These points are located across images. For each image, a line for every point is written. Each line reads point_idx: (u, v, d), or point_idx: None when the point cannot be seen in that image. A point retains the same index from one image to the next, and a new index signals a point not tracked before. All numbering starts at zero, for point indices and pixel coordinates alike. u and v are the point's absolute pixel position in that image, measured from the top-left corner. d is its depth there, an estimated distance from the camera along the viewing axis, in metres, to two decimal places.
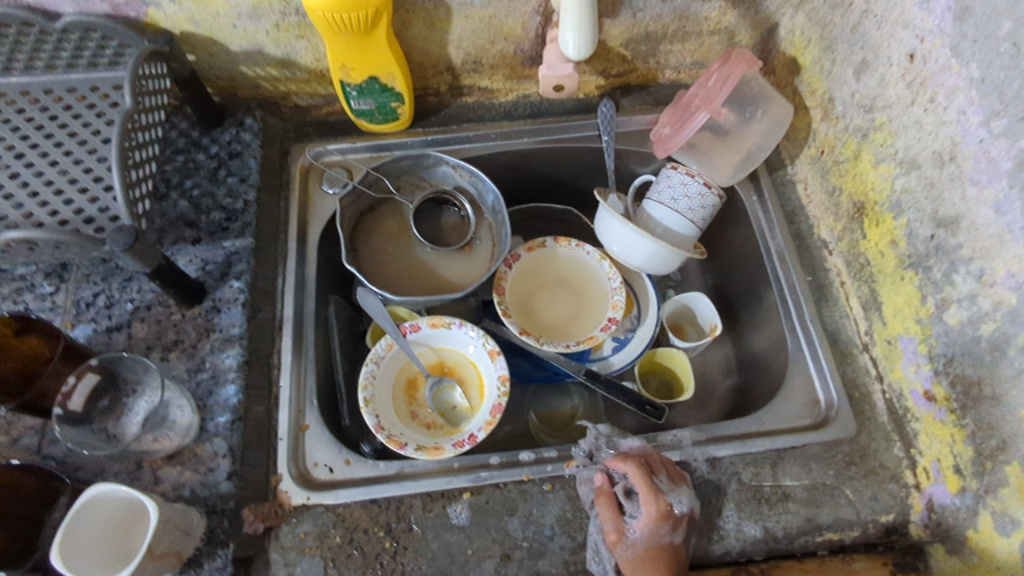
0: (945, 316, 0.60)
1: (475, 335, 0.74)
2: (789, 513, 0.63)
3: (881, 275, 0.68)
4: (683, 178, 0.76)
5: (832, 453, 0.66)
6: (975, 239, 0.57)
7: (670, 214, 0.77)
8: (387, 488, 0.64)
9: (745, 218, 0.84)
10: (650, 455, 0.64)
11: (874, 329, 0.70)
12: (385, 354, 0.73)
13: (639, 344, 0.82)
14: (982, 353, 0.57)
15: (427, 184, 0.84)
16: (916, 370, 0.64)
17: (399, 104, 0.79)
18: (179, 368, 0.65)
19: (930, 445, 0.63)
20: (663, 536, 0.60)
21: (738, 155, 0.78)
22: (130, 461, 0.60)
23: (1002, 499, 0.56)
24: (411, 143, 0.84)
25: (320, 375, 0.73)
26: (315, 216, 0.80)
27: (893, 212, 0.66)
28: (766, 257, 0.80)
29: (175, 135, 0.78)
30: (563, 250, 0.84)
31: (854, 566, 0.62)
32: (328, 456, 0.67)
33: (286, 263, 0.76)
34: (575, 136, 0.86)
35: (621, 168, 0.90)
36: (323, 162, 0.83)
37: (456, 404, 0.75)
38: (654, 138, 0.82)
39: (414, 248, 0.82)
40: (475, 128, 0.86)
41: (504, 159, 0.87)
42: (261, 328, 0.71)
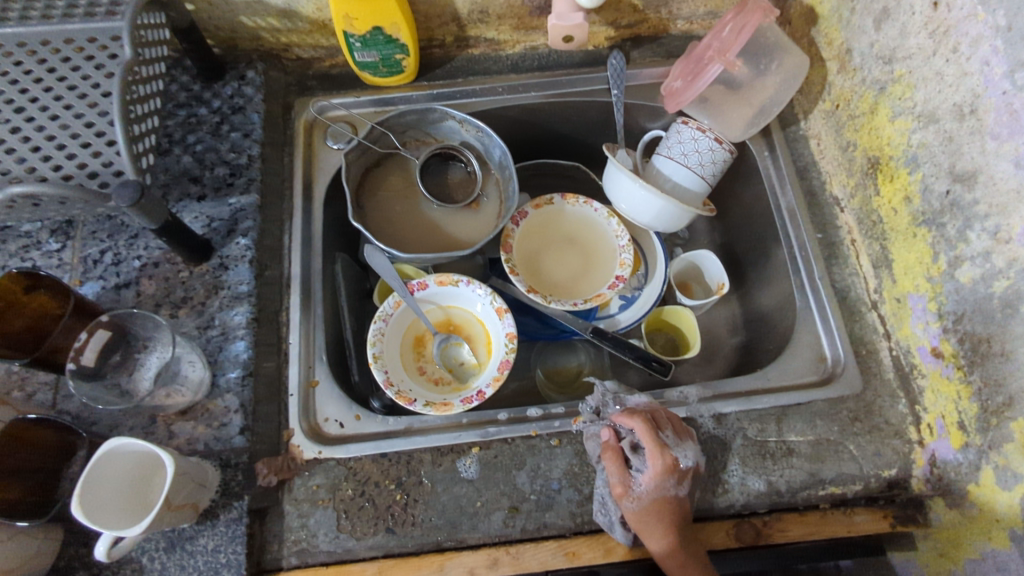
0: (957, 273, 0.60)
1: (482, 293, 0.74)
2: (792, 468, 0.64)
3: (893, 232, 0.67)
4: (693, 133, 0.74)
5: (837, 409, 0.66)
6: (992, 195, 0.56)
7: (680, 169, 0.76)
8: (397, 443, 0.65)
9: (756, 174, 0.82)
10: (656, 411, 0.65)
11: (884, 287, 0.69)
12: (393, 312, 0.73)
13: (647, 302, 0.82)
14: (994, 310, 0.57)
15: (433, 139, 0.83)
16: (924, 328, 0.64)
17: (404, 57, 0.77)
18: (189, 325, 0.66)
19: (935, 402, 0.63)
20: (668, 489, 0.61)
21: (751, 109, 0.76)
22: (144, 416, 0.61)
23: (1005, 454, 0.57)
24: (416, 97, 0.83)
25: (329, 333, 0.74)
26: (320, 172, 0.79)
27: (908, 167, 0.65)
28: (777, 213, 0.79)
29: (175, 89, 0.76)
30: (570, 207, 0.83)
31: (854, 519, 0.64)
32: (339, 411, 0.68)
33: (293, 220, 0.76)
34: (584, 89, 0.84)
35: (630, 123, 0.88)
36: (328, 117, 0.82)
37: (464, 360, 0.76)
38: (666, 91, 0.81)
39: (420, 205, 0.81)
40: (482, 81, 0.84)
41: (512, 113, 0.85)
42: (269, 286, 0.71)
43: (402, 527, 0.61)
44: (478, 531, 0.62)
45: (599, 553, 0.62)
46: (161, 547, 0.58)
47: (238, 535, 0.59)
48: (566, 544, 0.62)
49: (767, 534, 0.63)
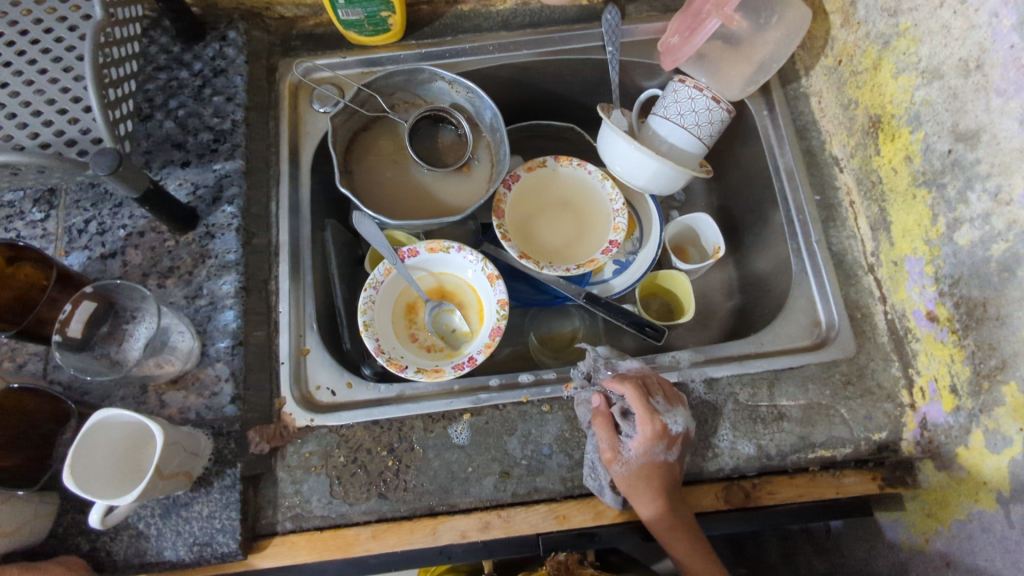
0: (955, 236, 0.59)
1: (473, 259, 0.73)
2: (783, 432, 0.64)
3: (893, 194, 0.66)
4: (690, 92, 0.72)
5: (830, 373, 0.66)
6: (995, 154, 0.54)
7: (676, 130, 0.74)
8: (388, 410, 0.65)
9: (754, 134, 0.80)
10: (648, 376, 0.65)
11: (881, 250, 0.68)
12: (384, 279, 0.72)
13: (641, 269, 0.81)
14: (990, 274, 0.55)
15: (423, 101, 0.81)
16: (921, 291, 0.63)
17: (390, 14, 0.74)
18: (177, 295, 0.65)
19: (928, 365, 0.63)
20: (657, 454, 0.61)
21: (751, 67, 0.73)
22: (136, 386, 0.61)
23: (996, 418, 0.56)
24: (403, 57, 0.80)
25: (320, 300, 0.74)
26: (306, 136, 0.78)
27: (910, 125, 0.63)
28: (774, 173, 0.77)
29: (154, 50, 0.74)
30: (564, 169, 0.81)
31: (843, 481, 0.64)
32: (330, 379, 0.68)
33: (280, 187, 0.74)
34: (578, 47, 0.81)
35: (626, 82, 0.85)
36: (313, 79, 0.80)
37: (456, 327, 0.76)
38: (662, 48, 0.78)
39: (410, 170, 0.79)
40: (472, 40, 0.81)
41: (504, 73, 0.83)
42: (257, 253, 0.70)
43: (394, 492, 0.62)
44: (470, 496, 0.62)
45: (589, 516, 0.63)
46: (157, 513, 0.59)
47: (232, 501, 0.59)
48: (557, 507, 0.63)
49: (756, 497, 0.63)
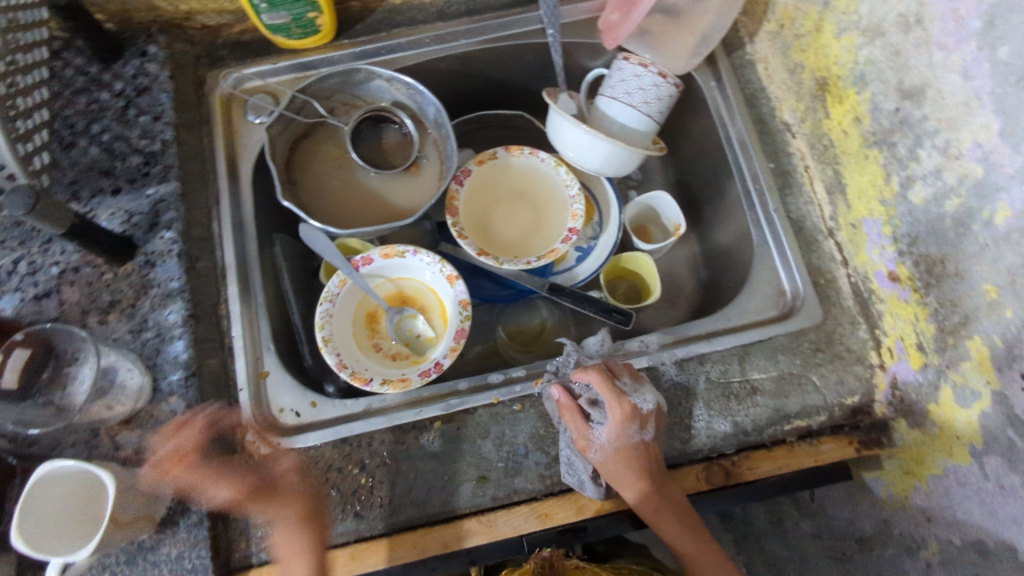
0: (909, 194, 0.58)
1: (430, 261, 0.71)
2: (757, 406, 0.64)
3: (845, 156, 0.65)
4: (635, 69, 0.71)
5: (799, 342, 0.66)
6: (941, 110, 0.53)
7: (626, 109, 0.72)
8: (356, 427, 0.64)
9: (704, 106, 0.79)
10: (610, 361, 0.64)
11: (839, 213, 0.68)
12: (339, 292, 0.70)
13: (606, 254, 0.79)
14: (946, 230, 0.55)
15: (362, 102, 0.78)
16: (881, 252, 0.63)
17: (318, 15, 0.71)
18: (121, 330, 0.62)
19: (894, 325, 0.63)
20: (633, 436, 0.60)
21: (694, 39, 0.73)
22: (84, 431, 0.58)
23: (963, 372, 0.56)
24: (337, 58, 0.77)
25: (275, 319, 0.72)
26: (244, 149, 0.75)
27: (856, 86, 0.63)
28: (727, 145, 0.75)
29: (69, 73, 0.69)
30: (516, 159, 0.79)
31: (821, 449, 0.64)
32: (294, 400, 0.66)
33: (220, 206, 0.72)
34: (519, 31, 0.79)
35: (571, 64, 0.83)
36: (244, 90, 0.77)
37: (420, 333, 0.73)
38: (604, 26, 0.76)
39: (357, 174, 0.77)
40: (408, 33, 0.78)
41: (444, 65, 0.80)
42: (203, 278, 0.67)
43: (370, 510, 0.61)
44: (448, 505, 0.61)
45: (572, 512, 0.62)
46: (122, 560, 0.56)
47: (201, 539, 0.57)
48: (539, 506, 0.61)
49: (737, 474, 0.63)
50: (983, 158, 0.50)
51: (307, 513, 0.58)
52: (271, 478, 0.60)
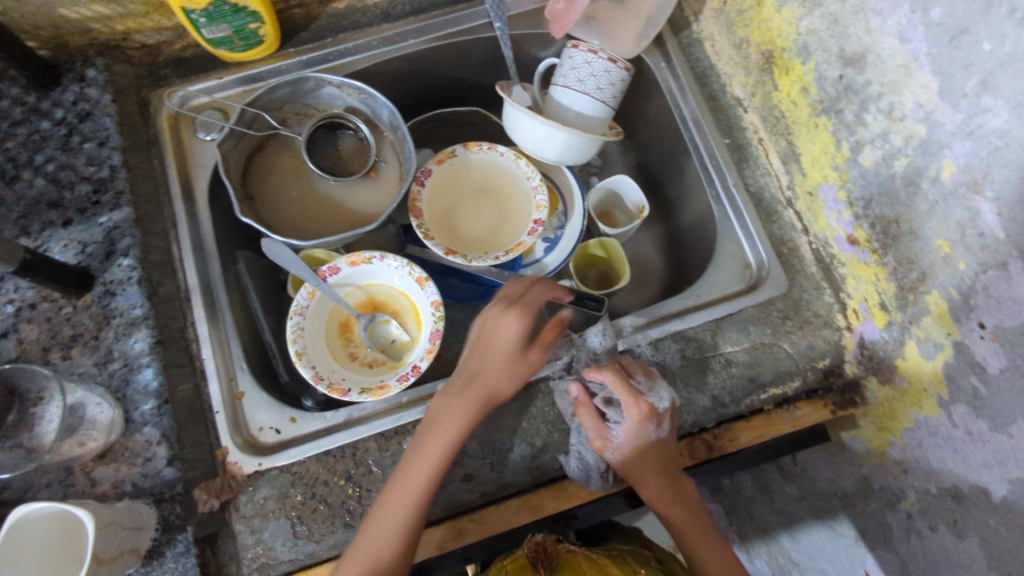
0: (860, 158, 0.60)
1: (398, 264, 0.71)
2: (733, 378, 0.65)
3: (797, 126, 0.67)
4: (586, 57, 0.71)
5: (768, 313, 0.67)
6: (882, 74, 0.55)
7: (580, 97, 0.72)
8: (338, 438, 0.63)
9: (656, 87, 0.79)
10: (624, 359, 0.63)
11: (795, 182, 0.69)
12: (308, 304, 0.69)
13: (572, 244, 0.79)
14: (897, 190, 0.57)
15: (314, 110, 0.77)
16: (838, 218, 0.64)
17: (260, 25, 0.69)
18: (86, 364, 0.60)
19: (857, 287, 0.64)
20: (649, 435, 0.60)
21: (640, 22, 0.74)
22: (57, 470, 0.56)
23: (925, 327, 0.58)
24: (285, 68, 0.76)
25: (246, 338, 0.71)
26: (197, 168, 0.73)
27: (800, 56, 0.64)
28: (682, 124, 0.76)
29: (6, 104, 0.66)
30: (475, 155, 0.79)
31: (797, 415, 0.66)
32: (272, 418, 0.65)
33: (178, 228, 0.70)
34: (466, 27, 0.78)
35: (522, 56, 0.83)
36: (191, 108, 0.75)
37: (395, 337, 0.73)
38: (550, 15, 0.76)
39: (316, 183, 0.76)
40: (354, 37, 0.77)
41: (395, 66, 0.79)
42: (166, 303, 0.65)
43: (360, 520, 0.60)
44: (438, 506, 0.61)
45: (562, 500, 0.62)
46: None
47: (190, 567, 0.56)
48: (528, 498, 0.62)
49: (719, 447, 0.64)
50: (925, 117, 0.52)
51: (489, 392, 0.60)
52: (519, 355, 0.62)
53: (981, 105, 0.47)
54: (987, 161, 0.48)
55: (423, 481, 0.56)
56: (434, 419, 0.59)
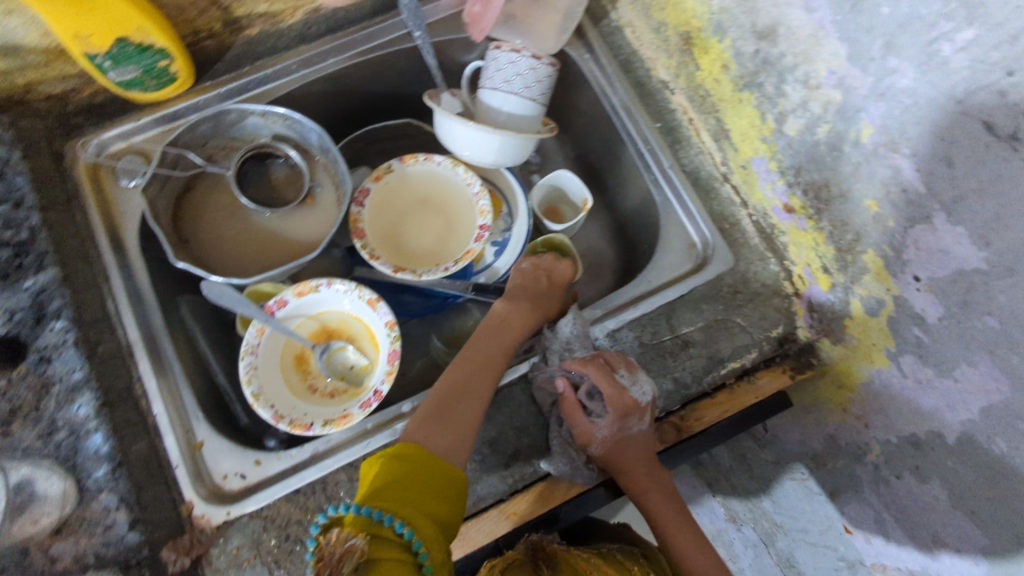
0: (785, 128, 0.61)
1: (346, 289, 0.70)
2: (692, 358, 0.65)
3: (722, 104, 0.68)
4: (510, 57, 0.70)
5: (718, 289, 0.68)
6: (794, 45, 0.56)
7: (508, 98, 0.72)
8: (307, 474, 0.62)
9: (584, 79, 0.80)
10: (607, 353, 0.64)
11: (729, 158, 0.70)
12: (259, 341, 0.67)
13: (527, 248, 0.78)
14: (824, 155, 0.58)
15: (241, 142, 0.74)
16: (772, 188, 0.66)
17: (170, 62, 0.67)
18: (29, 438, 0.56)
19: (799, 254, 0.66)
20: (631, 427, 0.62)
21: (557, 15, 0.74)
22: (11, 553, 0.52)
23: (866, 285, 0.59)
24: (203, 102, 0.73)
25: (199, 385, 0.69)
26: (124, 218, 0.71)
27: (716, 35, 0.65)
28: (612, 113, 0.77)
29: None
30: (412, 168, 0.78)
31: (759, 385, 0.66)
32: (236, 463, 0.64)
33: (112, 282, 0.67)
34: (386, 40, 0.78)
35: (447, 61, 0.83)
36: (109, 155, 0.72)
37: (353, 363, 0.72)
38: (469, 18, 0.75)
39: (251, 217, 0.74)
40: (273, 63, 0.75)
41: (319, 88, 0.78)
42: (108, 361, 0.62)
43: None
44: None
45: (539, 504, 0.61)
46: None
47: None
48: (508, 507, 0.61)
49: (687, 428, 0.65)
50: (839, 83, 0.53)
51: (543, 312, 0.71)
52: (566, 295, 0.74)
53: (887, 67, 0.48)
54: (900, 120, 0.49)
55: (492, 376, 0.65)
56: (498, 329, 0.69)
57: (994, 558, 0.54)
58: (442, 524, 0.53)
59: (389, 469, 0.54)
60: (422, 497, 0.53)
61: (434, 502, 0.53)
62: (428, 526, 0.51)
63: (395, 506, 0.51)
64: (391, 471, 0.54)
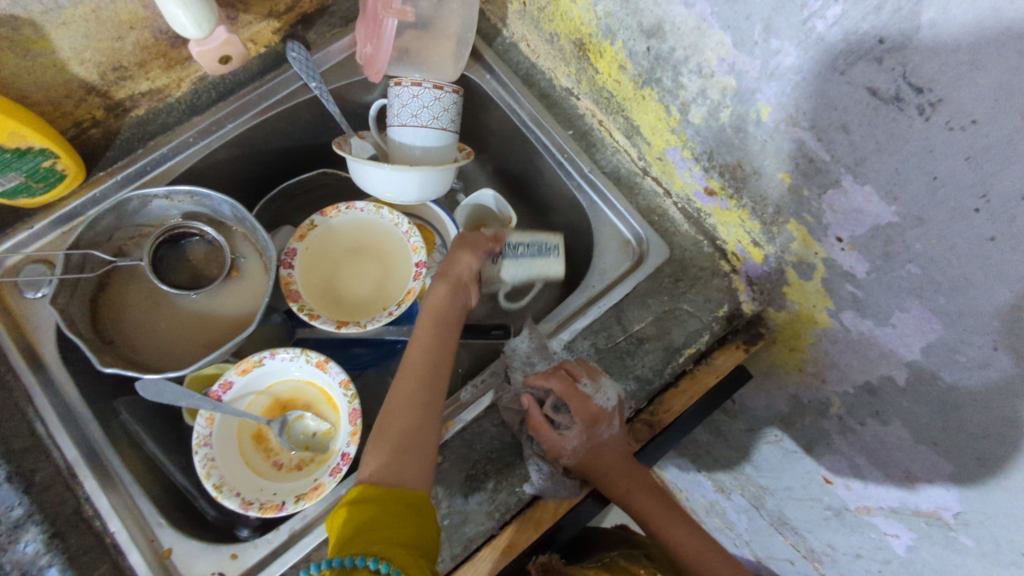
0: (690, 117, 0.62)
1: (292, 357, 0.67)
2: (650, 353, 0.67)
3: (627, 102, 0.69)
4: (411, 91, 0.69)
5: (659, 280, 0.70)
6: (681, 39, 0.57)
7: (419, 131, 0.70)
8: (289, 558, 0.59)
9: (489, 99, 0.82)
10: (567, 363, 0.64)
11: (644, 152, 0.72)
12: (210, 431, 0.64)
13: (560, 262, 0.74)
14: (731, 138, 0.59)
15: (150, 228, 0.71)
16: (690, 174, 0.68)
17: (55, 160, 0.63)
18: None
19: (728, 233, 0.68)
20: (601, 433, 0.62)
21: (451, 42, 0.74)
22: None
23: (795, 252, 0.61)
24: (100, 194, 0.70)
25: (155, 490, 0.65)
26: (37, 332, 0.66)
27: (607, 38, 0.66)
28: (524, 127, 0.79)
29: None
30: (336, 220, 0.76)
31: (717, 364, 0.67)
32: (212, 563, 0.60)
33: (36, 402, 0.63)
34: (282, 95, 0.76)
35: (350, 105, 0.83)
36: (6, 270, 0.67)
37: (315, 430, 0.69)
38: (363, 60, 0.74)
39: (179, 303, 0.70)
40: (168, 139, 0.72)
41: (223, 155, 0.75)
42: (51, 487, 0.58)
43: None
44: None
45: (533, 531, 0.60)
46: None
47: None
48: (500, 540, 0.59)
49: (658, 422, 0.65)
50: (730, 69, 0.55)
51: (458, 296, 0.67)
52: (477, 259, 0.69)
53: (772, 48, 0.50)
54: (793, 97, 0.51)
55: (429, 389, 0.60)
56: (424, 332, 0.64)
57: (963, 483, 0.57)
58: (421, 551, 0.48)
59: (352, 516, 0.50)
60: (395, 532, 0.49)
61: (406, 533, 0.49)
62: (406, 556, 0.46)
63: (365, 546, 0.46)
64: (354, 519, 0.50)
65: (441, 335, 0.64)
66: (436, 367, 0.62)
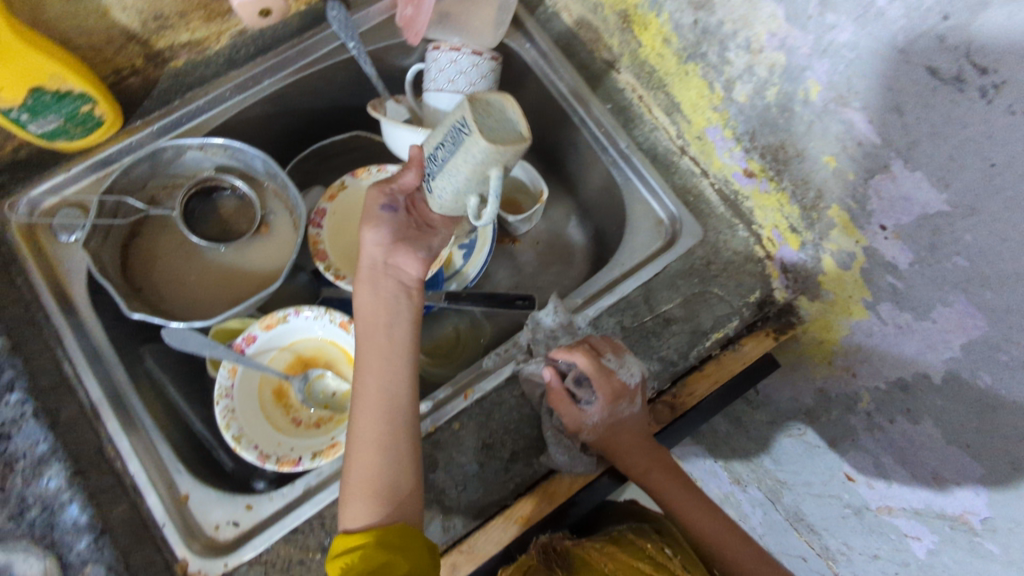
0: (734, 95, 0.61)
1: (315, 315, 0.67)
2: (676, 334, 0.65)
3: (669, 77, 0.68)
4: (449, 56, 0.68)
5: (691, 262, 0.68)
6: (731, 11, 0.56)
7: (455, 97, 0.69)
8: (302, 511, 0.59)
9: (527, 70, 0.81)
10: (592, 339, 0.63)
11: (683, 131, 0.71)
12: (232, 383, 0.64)
13: (468, 137, 0.41)
14: (776, 117, 0.58)
15: (183, 179, 0.72)
16: (730, 155, 0.66)
17: (93, 105, 0.63)
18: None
19: (765, 217, 0.66)
20: (623, 410, 0.60)
21: (494, 9, 0.73)
22: None
23: (835, 240, 0.59)
24: (137, 143, 0.71)
25: (176, 437, 0.66)
26: (69, 275, 0.67)
27: (653, 10, 0.64)
28: (562, 99, 0.78)
29: None
30: (366, 182, 0.76)
31: (744, 351, 0.65)
32: (227, 512, 0.61)
33: (65, 343, 0.64)
34: (321, 54, 0.75)
35: (386, 69, 0.82)
36: (43, 213, 0.69)
37: (335, 390, 0.69)
38: (403, 23, 0.74)
39: (207, 255, 0.71)
40: (205, 93, 0.73)
41: (258, 112, 0.75)
42: (75, 425, 0.59)
43: None
44: None
45: (546, 504, 0.59)
46: None
47: None
48: (513, 512, 0.59)
49: (681, 404, 0.64)
50: (781, 44, 0.53)
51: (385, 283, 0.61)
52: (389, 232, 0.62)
53: (827, 23, 0.48)
54: (846, 74, 0.49)
55: (375, 411, 0.57)
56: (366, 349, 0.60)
57: (993, 486, 0.55)
58: None
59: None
60: None
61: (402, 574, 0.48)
62: None
63: None
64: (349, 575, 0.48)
65: (385, 341, 0.60)
66: (386, 385, 0.58)
